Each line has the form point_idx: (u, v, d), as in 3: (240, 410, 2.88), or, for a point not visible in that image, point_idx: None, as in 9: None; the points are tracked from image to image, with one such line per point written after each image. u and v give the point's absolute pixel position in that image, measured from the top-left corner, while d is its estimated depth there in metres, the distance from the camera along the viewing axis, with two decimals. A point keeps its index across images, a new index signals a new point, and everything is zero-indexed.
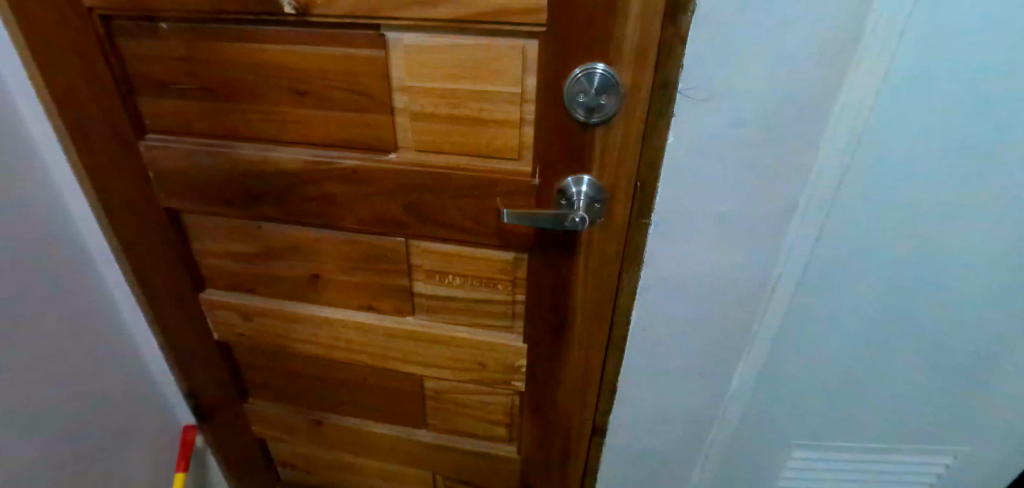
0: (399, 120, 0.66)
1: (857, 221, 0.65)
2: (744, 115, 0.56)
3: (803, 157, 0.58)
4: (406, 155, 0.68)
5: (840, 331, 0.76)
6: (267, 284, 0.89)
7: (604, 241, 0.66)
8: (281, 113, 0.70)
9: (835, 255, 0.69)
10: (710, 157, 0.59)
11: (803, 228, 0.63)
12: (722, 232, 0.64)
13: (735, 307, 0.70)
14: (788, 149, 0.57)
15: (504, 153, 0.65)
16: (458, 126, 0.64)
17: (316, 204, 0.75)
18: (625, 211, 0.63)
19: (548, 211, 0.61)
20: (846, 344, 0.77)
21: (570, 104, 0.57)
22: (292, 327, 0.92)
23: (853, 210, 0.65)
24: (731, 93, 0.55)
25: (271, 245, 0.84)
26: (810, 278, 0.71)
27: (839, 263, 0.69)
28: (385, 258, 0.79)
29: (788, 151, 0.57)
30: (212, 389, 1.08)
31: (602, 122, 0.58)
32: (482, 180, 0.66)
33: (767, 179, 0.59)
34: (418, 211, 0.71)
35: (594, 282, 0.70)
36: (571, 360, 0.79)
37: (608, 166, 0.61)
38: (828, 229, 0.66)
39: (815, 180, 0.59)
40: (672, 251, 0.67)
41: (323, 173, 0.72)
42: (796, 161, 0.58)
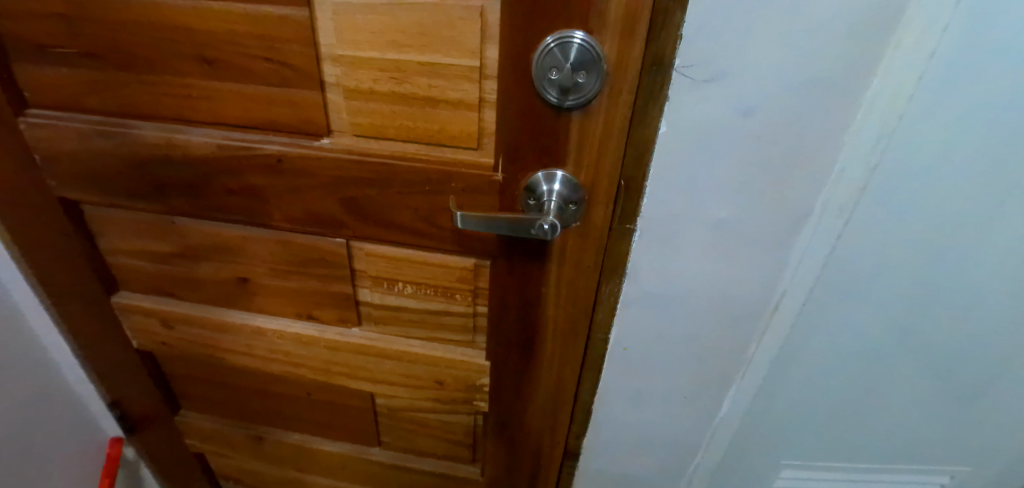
0: (332, 98, 0.54)
1: (869, 230, 0.56)
2: (755, 102, 0.45)
3: (821, 158, 0.47)
4: (342, 141, 0.56)
5: (843, 349, 0.67)
6: (189, 288, 0.76)
7: (580, 249, 0.55)
8: (188, 86, 0.57)
9: (840, 268, 0.59)
10: (709, 154, 0.48)
11: (817, 243, 0.52)
12: (717, 243, 0.54)
13: (728, 328, 0.60)
14: (807, 145, 0.47)
15: (461, 141, 0.53)
16: (404, 107, 0.52)
17: (237, 198, 0.62)
18: (607, 214, 0.52)
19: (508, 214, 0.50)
20: (848, 359, 0.68)
21: (540, 83, 0.46)
22: (221, 336, 0.79)
23: (866, 217, 0.55)
24: (740, 74, 0.44)
25: (190, 244, 0.71)
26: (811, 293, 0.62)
27: (844, 276, 0.60)
28: (324, 262, 0.67)
29: (803, 150, 0.47)
30: (140, 397, 0.96)
31: (580, 107, 0.47)
32: (436, 174, 0.54)
33: (777, 180, 0.49)
34: (359, 209, 0.59)
35: (568, 296, 0.59)
36: (543, 379, 0.68)
37: (587, 160, 0.50)
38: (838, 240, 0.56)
39: (833, 185, 0.49)
40: (660, 262, 0.56)
41: (242, 161, 0.59)
42: (813, 159, 0.47)
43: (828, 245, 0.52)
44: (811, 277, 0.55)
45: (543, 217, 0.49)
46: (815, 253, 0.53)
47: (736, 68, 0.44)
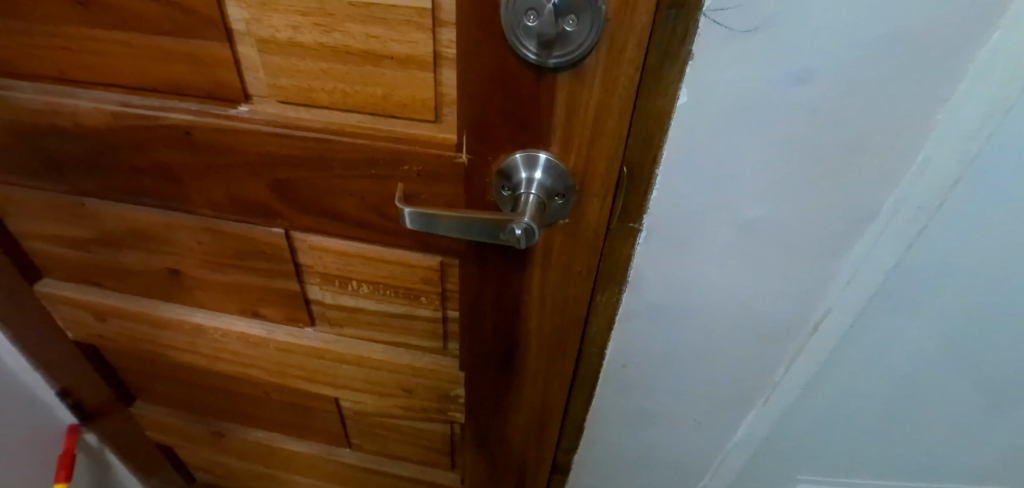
0: (245, 52, 0.41)
1: (956, 262, 0.40)
2: (815, 63, 0.31)
3: (900, 145, 0.34)
4: (264, 109, 0.43)
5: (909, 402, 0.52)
6: (117, 278, 0.65)
7: (569, 253, 0.43)
8: (64, 36, 0.44)
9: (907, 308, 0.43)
10: (743, 135, 0.35)
11: (877, 256, 0.39)
12: (745, 249, 0.41)
13: (751, 348, 0.48)
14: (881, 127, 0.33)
15: (413, 112, 0.40)
16: (337, 64, 0.39)
17: (147, 177, 0.50)
18: (604, 211, 0.40)
19: (484, 214, 0.37)
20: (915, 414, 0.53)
21: (513, 32, 0.33)
22: (160, 332, 0.69)
23: (949, 246, 0.39)
24: (798, 21, 0.30)
25: (106, 230, 0.59)
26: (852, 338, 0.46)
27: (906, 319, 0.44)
28: (262, 255, 0.55)
29: (876, 133, 0.33)
30: (89, 389, 0.87)
31: (569, 66, 0.34)
32: (382, 154, 0.42)
33: (833, 174, 0.36)
34: (293, 195, 0.47)
35: (554, 307, 0.48)
36: (526, 397, 0.58)
37: (578, 140, 0.37)
38: (899, 272, 0.41)
39: (910, 183, 0.35)
40: (669, 269, 0.44)
41: (144, 133, 0.47)
42: (888, 146, 0.34)
43: (891, 259, 0.39)
44: (863, 296, 0.42)
45: (516, 216, 0.36)
46: (871, 268, 0.40)
47: (793, 11, 0.30)
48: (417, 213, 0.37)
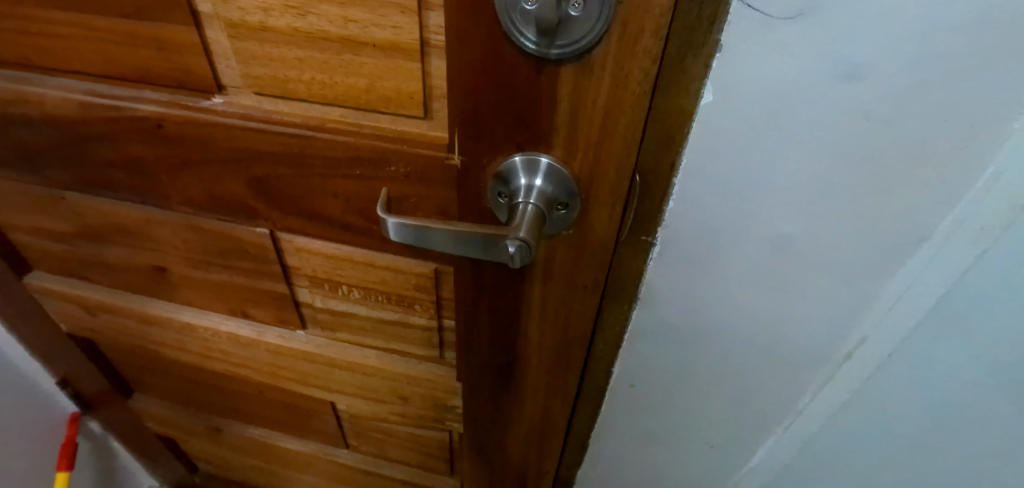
0: (216, 37, 0.37)
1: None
2: (869, 57, 0.26)
3: (964, 160, 0.28)
4: (239, 100, 0.39)
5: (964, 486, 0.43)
6: (104, 273, 0.63)
7: (573, 266, 0.39)
8: (26, 19, 0.40)
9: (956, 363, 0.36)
10: (776, 140, 0.30)
11: (924, 283, 0.33)
12: (773, 266, 0.37)
13: (773, 373, 0.43)
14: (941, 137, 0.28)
15: (400, 106, 0.36)
16: (313, 52, 0.35)
17: (122, 171, 0.47)
18: (612, 223, 0.36)
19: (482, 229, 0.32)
20: None
21: (508, 17, 0.28)
22: (150, 328, 0.67)
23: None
24: (853, 4, 0.25)
25: (88, 224, 0.56)
26: (884, 384, 0.40)
27: (952, 374, 0.37)
28: (246, 255, 0.51)
29: (935, 143, 0.28)
30: (86, 380, 0.86)
31: (575, 56, 0.29)
32: (365, 153, 0.37)
33: (881, 188, 0.31)
34: (274, 195, 0.43)
35: (556, 323, 0.43)
36: (525, 415, 0.53)
37: (584, 143, 0.32)
38: (946, 312, 0.34)
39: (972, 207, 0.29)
40: (685, 285, 0.40)
41: (114, 125, 0.43)
42: (947, 160, 0.28)
43: (940, 292, 0.33)
44: (902, 331, 0.36)
45: (512, 230, 0.32)
46: (914, 297, 0.34)
47: None
48: (410, 226, 0.33)
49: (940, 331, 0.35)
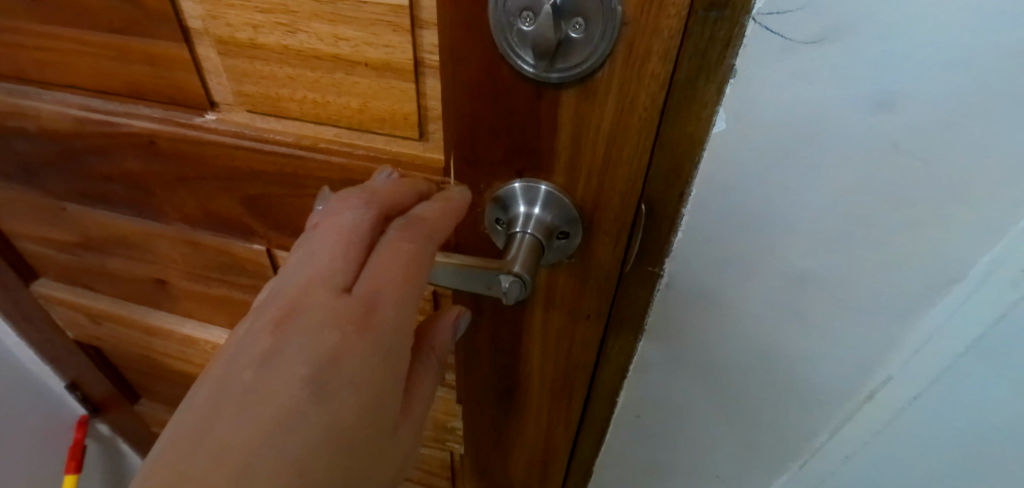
0: (206, 54, 0.35)
1: None
2: (902, 85, 0.24)
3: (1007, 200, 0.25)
4: (232, 117, 0.38)
5: None
6: (106, 283, 0.62)
7: (575, 296, 0.37)
8: (20, 32, 0.39)
9: (994, 401, 0.33)
10: (794, 173, 0.28)
11: (959, 324, 0.31)
12: (790, 301, 0.34)
13: (788, 410, 0.41)
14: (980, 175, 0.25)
15: (395, 127, 0.34)
16: (304, 70, 0.33)
17: (120, 185, 0.46)
18: (616, 253, 0.33)
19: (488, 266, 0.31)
20: None
21: (503, 39, 0.26)
22: (152, 338, 0.66)
23: None
24: (885, 27, 0.22)
25: (90, 235, 0.56)
26: (911, 424, 0.37)
27: (992, 412, 0.34)
28: (243, 271, 0.50)
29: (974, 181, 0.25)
30: (94, 385, 0.86)
31: (577, 79, 0.27)
32: (359, 174, 0.36)
33: (910, 226, 0.28)
34: (268, 213, 0.42)
35: (557, 352, 0.41)
36: (526, 442, 0.51)
37: (586, 171, 0.30)
38: (983, 355, 0.31)
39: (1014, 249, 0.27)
40: (695, 317, 0.38)
41: (109, 140, 0.42)
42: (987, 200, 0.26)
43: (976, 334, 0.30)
44: (933, 371, 0.33)
45: (505, 265, 0.30)
46: (947, 337, 0.32)
47: (878, 15, 0.22)
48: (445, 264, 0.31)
49: (981, 370, 0.32)
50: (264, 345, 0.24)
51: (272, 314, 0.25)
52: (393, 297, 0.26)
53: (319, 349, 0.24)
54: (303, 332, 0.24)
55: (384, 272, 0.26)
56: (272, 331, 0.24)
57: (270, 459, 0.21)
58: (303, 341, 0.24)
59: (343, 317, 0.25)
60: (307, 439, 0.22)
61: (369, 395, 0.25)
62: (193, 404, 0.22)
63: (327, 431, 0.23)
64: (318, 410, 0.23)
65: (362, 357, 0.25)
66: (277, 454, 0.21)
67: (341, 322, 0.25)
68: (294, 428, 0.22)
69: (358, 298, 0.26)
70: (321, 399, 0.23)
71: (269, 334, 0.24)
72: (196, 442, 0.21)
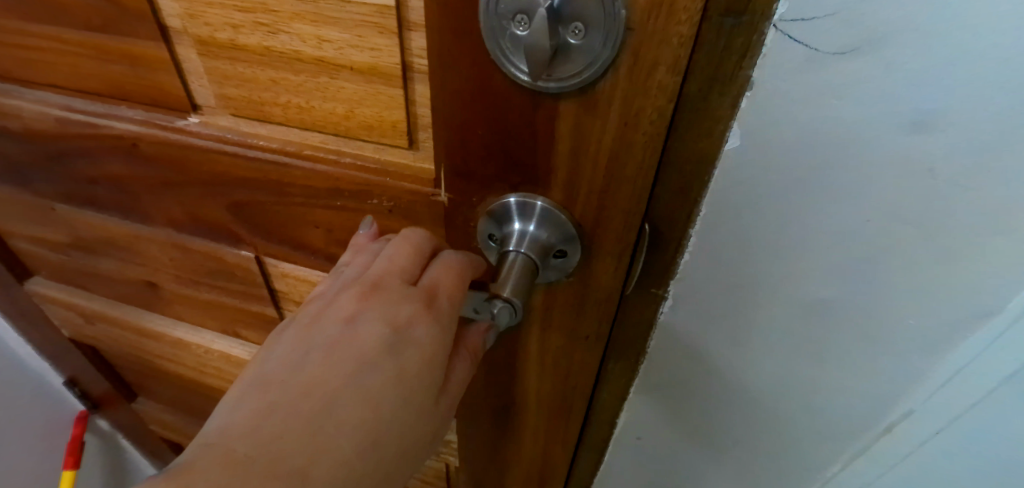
0: (186, 54, 0.33)
1: None
2: (939, 104, 0.21)
3: None
4: (215, 121, 0.36)
5: None
6: (98, 284, 0.61)
7: (574, 317, 0.34)
8: None
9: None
10: (814, 197, 0.26)
11: (991, 357, 0.29)
12: (806, 331, 0.32)
13: (799, 441, 0.39)
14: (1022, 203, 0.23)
15: (383, 135, 0.32)
16: (287, 73, 0.31)
17: (107, 188, 0.44)
18: (618, 274, 0.31)
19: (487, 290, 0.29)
20: None
21: (496, 45, 0.24)
22: (146, 340, 0.65)
23: None
24: (925, 38, 0.20)
25: (80, 237, 0.54)
26: (934, 452, 0.35)
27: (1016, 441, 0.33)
28: (232, 277, 0.48)
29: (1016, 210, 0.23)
30: (92, 382, 0.85)
31: (577, 89, 0.24)
32: (347, 184, 0.34)
33: (941, 256, 0.26)
34: (255, 221, 0.40)
35: (556, 373, 0.39)
36: (521, 462, 0.49)
37: (587, 188, 0.28)
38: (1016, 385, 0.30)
39: None
40: (705, 342, 0.35)
41: (92, 142, 0.40)
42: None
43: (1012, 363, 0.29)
44: (962, 404, 0.32)
45: (494, 288, 0.28)
46: (977, 370, 0.30)
47: (919, 24, 0.19)
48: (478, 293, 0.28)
49: (1012, 402, 0.31)
50: (342, 313, 0.25)
51: (349, 293, 0.26)
52: (457, 287, 0.27)
53: (391, 319, 0.25)
54: (379, 303, 0.25)
55: (448, 272, 0.27)
56: (347, 304, 0.25)
57: (347, 402, 0.22)
58: (377, 312, 0.25)
59: (411, 297, 0.26)
60: (377, 395, 0.23)
61: (435, 368, 0.25)
62: (275, 354, 0.24)
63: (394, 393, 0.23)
64: (390, 370, 0.24)
65: (431, 330, 0.25)
66: (352, 401, 0.22)
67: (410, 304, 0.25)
68: (365, 385, 0.23)
69: (426, 285, 0.26)
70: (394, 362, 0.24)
71: (343, 306, 0.25)
72: (282, 383, 0.22)
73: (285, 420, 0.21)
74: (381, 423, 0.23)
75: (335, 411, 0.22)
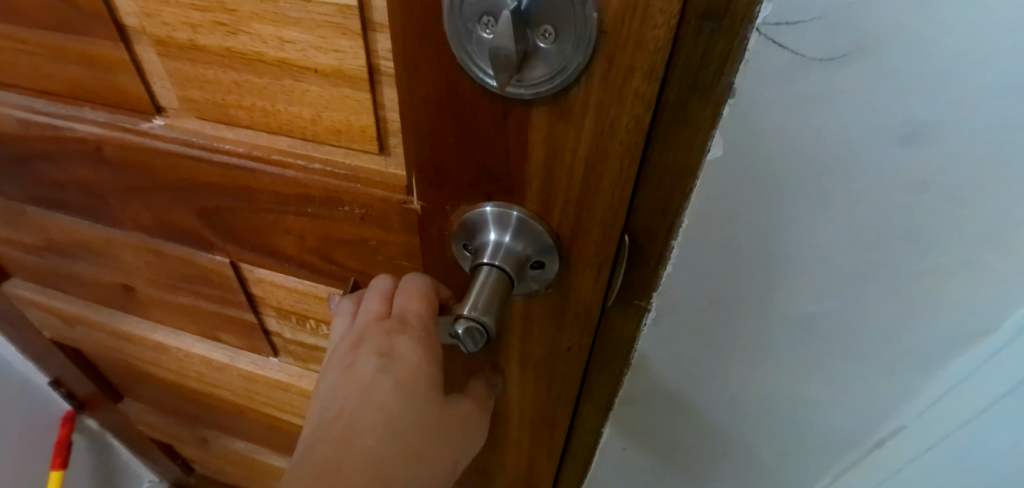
0: (146, 55, 0.32)
1: None
2: (933, 113, 0.20)
3: None
4: (180, 123, 0.34)
5: None
6: (75, 286, 0.59)
7: (554, 330, 0.33)
8: None
9: (1014, 446, 0.31)
10: (800, 211, 0.25)
11: (984, 377, 0.28)
12: (792, 346, 0.31)
13: (788, 452, 0.38)
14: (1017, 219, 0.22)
15: (352, 140, 0.30)
16: (250, 75, 0.29)
17: (74, 191, 0.43)
18: (598, 287, 0.30)
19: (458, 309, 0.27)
20: None
21: (462, 49, 0.22)
22: (126, 343, 0.63)
23: None
24: (918, 47, 0.18)
25: (53, 240, 0.53)
26: (923, 465, 0.34)
27: (1006, 453, 0.32)
28: (208, 283, 0.47)
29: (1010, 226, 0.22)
30: (77, 383, 0.84)
31: (549, 96, 0.22)
32: (317, 191, 0.32)
33: (933, 274, 0.25)
34: (226, 228, 0.39)
35: (536, 387, 0.38)
36: (505, 475, 0.48)
37: (563, 198, 0.26)
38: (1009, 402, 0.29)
39: None
40: (689, 354, 0.34)
41: (55, 144, 0.39)
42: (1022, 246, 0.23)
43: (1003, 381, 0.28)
44: (954, 422, 0.31)
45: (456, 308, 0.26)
46: (969, 389, 0.29)
47: (912, 30, 0.18)
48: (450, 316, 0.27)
49: (1003, 421, 0.30)
50: (339, 364, 0.27)
51: (343, 346, 0.28)
52: (422, 303, 0.28)
53: (373, 350, 0.27)
54: (361, 342, 0.27)
55: (409, 295, 0.28)
56: (341, 356, 0.28)
57: (356, 431, 0.24)
58: (359, 351, 0.27)
59: (386, 327, 0.27)
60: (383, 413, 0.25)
61: (433, 372, 0.27)
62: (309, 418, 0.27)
63: (398, 405, 0.25)
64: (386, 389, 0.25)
65: (415, 344, 0.27)
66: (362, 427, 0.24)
67: (384, 331, 0.27)
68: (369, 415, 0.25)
69: (395, 314, 0.28)
70: (387, 386, 0.25)
71: (339, 359, 0.28)
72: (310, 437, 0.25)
73: (316, 461, 0.24)
74: (397, 440, 0.25)
75: (351, 446, 0.24)
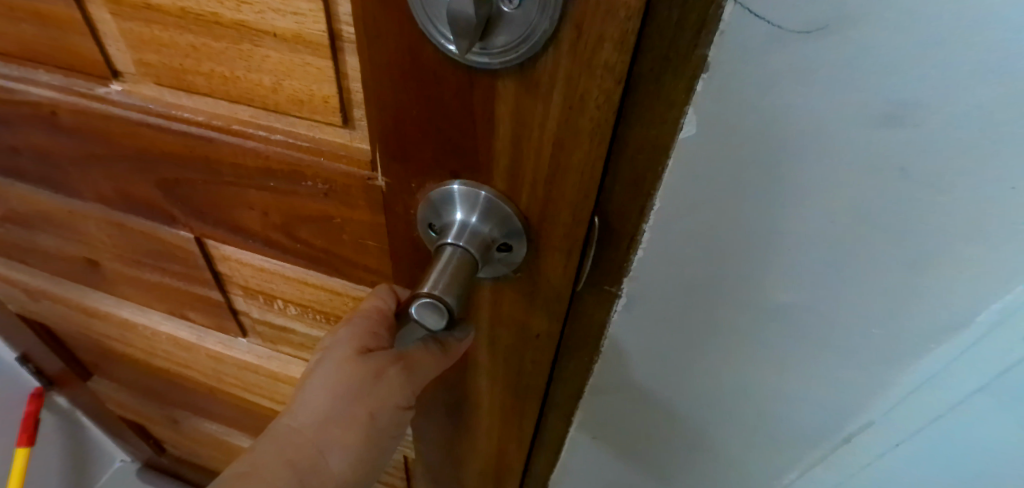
0: (99, 14, 0.30)
1: None
2: (915, 93, 0.19)
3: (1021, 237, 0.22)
4: (137, 89, 0.33)
5: None
6: (40, 259, 0.57)
7: (523, 317, 0.32)
8: None
9: (979, 442, 0.31)
10: (773, 195, 0.24)
11: (955, 373, 0.27)
12: (765, 337, 0.30)
13: (757, 444, 0.37)
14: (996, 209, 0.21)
15: (315, 111, 0.29)
16: (207, 38, 0.28)
17: (32, 159, 0.41)
18: (567, 272, 0.29)
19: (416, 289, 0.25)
20: None
21: (422, 11, 0.21)
22: (93, 319, 0.62)
23: None
24: (901, 21, 0.17)
25: (14, 210, 0.51)
26: (891, 460, 0.34)
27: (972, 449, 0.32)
28: (173, 259, 0.46)
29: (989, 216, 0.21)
30: (46, 359, 0.82)
31: (515, 67, 0.21)
32: (278, 164, 0.31)
33: (909, 264, 0.24)
34: (189, 201, 0.37)
35: (505, 375, 0.37)
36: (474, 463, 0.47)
37: (530, 177, 0.25)
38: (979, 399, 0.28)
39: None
40: (661, 342, 0.34)
41: (9, 108, 0.37)
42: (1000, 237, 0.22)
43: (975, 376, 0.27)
44: (925, 417, 0.30)
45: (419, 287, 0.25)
46: (941, 385, 0.28)
47: (897, 3, 0.17)
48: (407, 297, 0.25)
49: (972, 417, 0.29)
50: None
51: None
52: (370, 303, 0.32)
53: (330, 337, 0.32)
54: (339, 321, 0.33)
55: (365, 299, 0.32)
56: None
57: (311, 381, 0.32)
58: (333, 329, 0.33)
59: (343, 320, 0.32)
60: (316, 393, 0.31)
61: (354, 363, 0.30)
62: None
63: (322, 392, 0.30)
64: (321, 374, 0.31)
65: (345, 338, 0.31)
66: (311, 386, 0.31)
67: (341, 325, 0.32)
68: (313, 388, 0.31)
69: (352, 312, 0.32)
70: (322, 373, 0.31)
71: None
72: None
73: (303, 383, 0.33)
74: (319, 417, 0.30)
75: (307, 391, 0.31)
